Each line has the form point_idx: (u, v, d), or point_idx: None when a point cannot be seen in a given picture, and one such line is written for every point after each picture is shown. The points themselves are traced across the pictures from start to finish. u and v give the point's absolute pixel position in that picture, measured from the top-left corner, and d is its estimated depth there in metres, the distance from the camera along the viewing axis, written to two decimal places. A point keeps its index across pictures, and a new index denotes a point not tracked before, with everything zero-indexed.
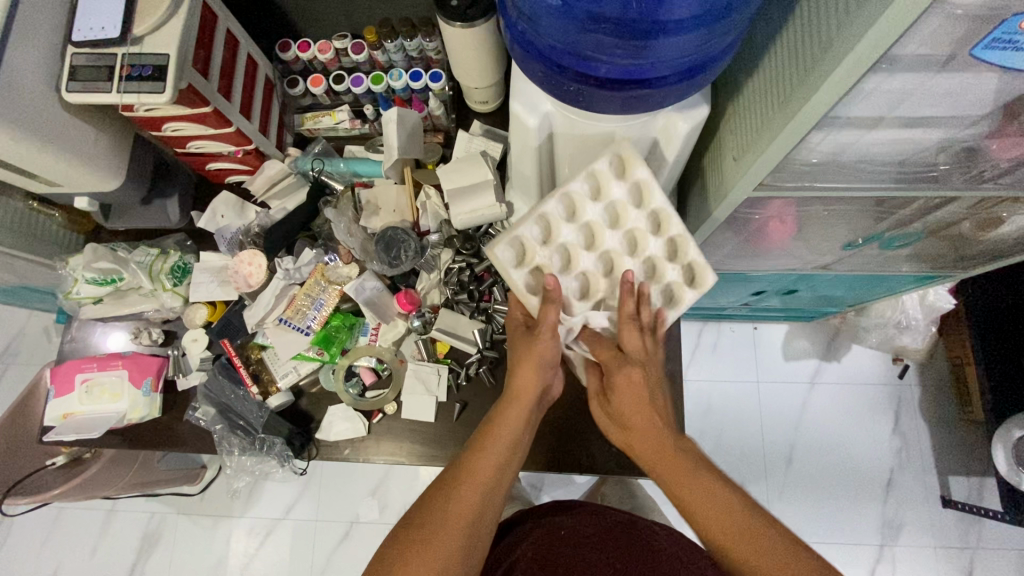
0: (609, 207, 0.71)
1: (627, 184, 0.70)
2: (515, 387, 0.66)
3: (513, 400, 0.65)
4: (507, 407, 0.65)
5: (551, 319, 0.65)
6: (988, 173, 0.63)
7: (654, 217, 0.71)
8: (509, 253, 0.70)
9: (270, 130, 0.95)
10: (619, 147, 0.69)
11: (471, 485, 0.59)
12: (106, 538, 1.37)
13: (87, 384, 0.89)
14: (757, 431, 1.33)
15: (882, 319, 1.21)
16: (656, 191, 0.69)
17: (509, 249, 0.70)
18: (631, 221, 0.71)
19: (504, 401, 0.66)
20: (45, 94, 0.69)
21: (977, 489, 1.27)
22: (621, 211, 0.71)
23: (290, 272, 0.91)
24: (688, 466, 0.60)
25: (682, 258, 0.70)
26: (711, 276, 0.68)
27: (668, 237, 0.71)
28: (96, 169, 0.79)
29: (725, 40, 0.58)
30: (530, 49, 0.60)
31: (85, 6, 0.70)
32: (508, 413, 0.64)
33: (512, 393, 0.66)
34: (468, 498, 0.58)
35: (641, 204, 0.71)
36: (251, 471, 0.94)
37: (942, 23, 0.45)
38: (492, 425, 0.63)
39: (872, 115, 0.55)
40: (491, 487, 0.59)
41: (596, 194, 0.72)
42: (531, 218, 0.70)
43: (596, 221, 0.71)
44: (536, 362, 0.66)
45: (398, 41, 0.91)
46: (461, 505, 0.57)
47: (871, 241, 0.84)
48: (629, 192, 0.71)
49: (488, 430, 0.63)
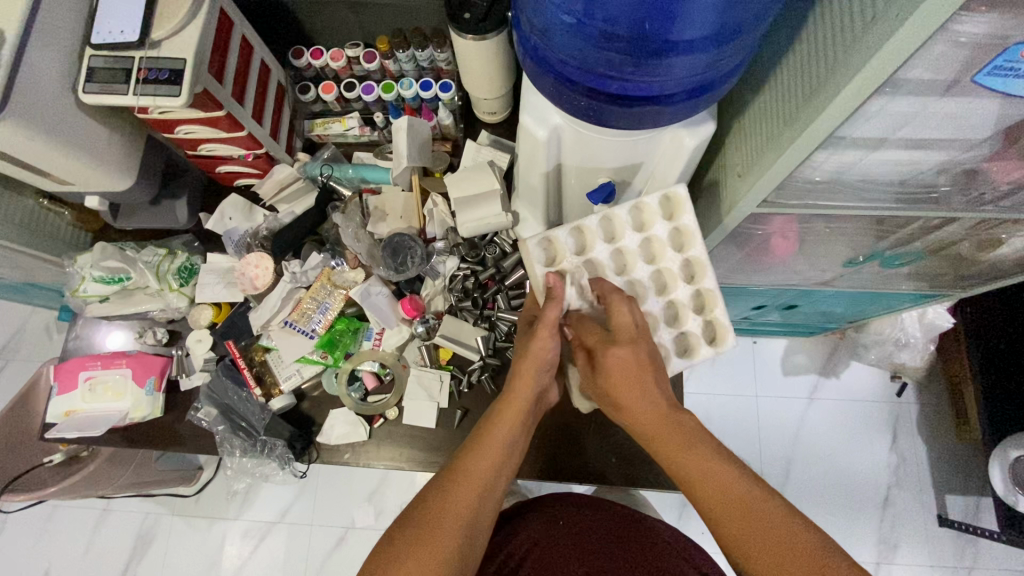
0: (647, 241, 0.74)
1: (670, 225, 0.73)
2: (508, 394, 0.64)
3: (507, 406, 0.64)
4: (501, 414, 0.64)
5: (552, 314, 0.65)
6: (989, 196, 0.63)
7: (688, 265, 0.74)
8: (541, 251, 0.73)
9: (280, 135, 0.96)
10: (670, 189, 0.73)
11: (467, 489, 0.58)
12: (99, 538, 1.36)
13: (91, 382, 0.90)
14: (754, 445, 1.33)
15: (881, 335, 1.23)
16: (696, 241, 0.72)
17: (540, 248, 0.73)
18: (666, 261, 0.73)
19: (499, 409, 0.64)
20: (63, 95, 0.71)
21: (974, 509, 1.27)
22: (660, 249, 0.74)
23: (296, 276, 0.93)
24: (679, 436, 0.59)
25: (707, 314, 0.73)
26: (729, 341, 0.71)
27: (699, 288, 0.73)
28: (108, 169, 0.80)
29: (733, 60, 0.60)
30: (543, 65, 0.62)
31: (104, 9, 0.71)
32: (499, 421, 0.63)
33: (506, 395, 0.65)
34: (462, 503, 0.58)
35: (681, 249, 0.74)
36: (251, 473, 0.95)
37: (946, 49, 0.46)
38: (486, 431, 0.62)
39: (877, 136, 0.56)
40: (485, 492, 0.59)
41: (637, 225, 0.75)
42: (569, 226, 0.74)
43: (631, 249, 0.74)
44: (534, 363, 0.65)
45: (409, 50, 0.92)
46: (454, 510, 0.57)
47: (871, 259, 0.85)
48: (670, 234, 0.74)
49: (481, 437, 0.62)
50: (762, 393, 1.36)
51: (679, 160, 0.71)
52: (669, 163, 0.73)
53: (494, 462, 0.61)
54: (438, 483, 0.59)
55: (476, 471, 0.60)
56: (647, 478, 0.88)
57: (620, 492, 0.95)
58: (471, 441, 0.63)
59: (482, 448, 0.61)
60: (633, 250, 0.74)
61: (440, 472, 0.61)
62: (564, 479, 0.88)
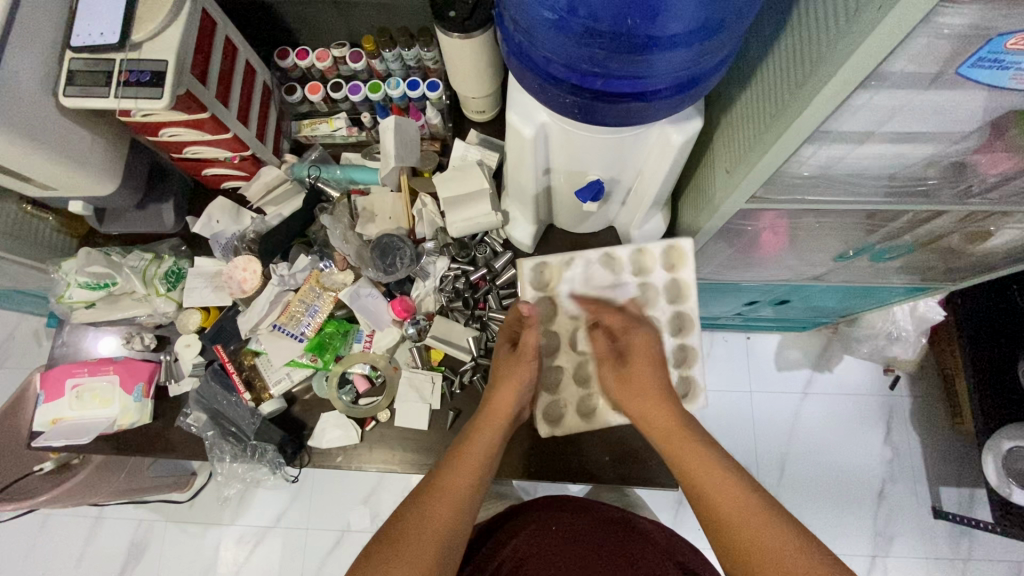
0: (644, 286, 0.80)
1: (670, 275, 0.80)
2: (492, 403, 0.67)
3: (486, 418, 0.67)
4: (479, 427, 0.66)
5: (531, 342, 0.70)
6: (976, 188, 0.64)
7: (677, 318, 0.80)
8: (536, 274, 0.80)
9: (267, 136, 0.95)
10: (675, 241, 0.79)
11: (446, 502, 0.59)
12: (92, 546, 1.35)
13: (78, 390, 0.89)
14: (749, 441, 1.33)
15: (873, 329, 1.22)
16: (691, 294, 0.79)
17: (535, 271, 0.80)
18: (657, 309, 0.79)
19: (481, 419, 0.67)
20: (43, 99, 0.70)
21: (969, 501, 1.27)
22: (655, 296, 0.80)
23: (284, 278, 0.91)
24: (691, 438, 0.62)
25: (685, 368, 0.79)
26: (701, 400, 0.78)
27: (684, 342, 0.79)
28: (91, 174, 0.79)
29: (717, 56, 0.60)
30: (527, 62, 0.61)
31: (84, 12, 0.70)
32: (481, 434, 0.65)
33: (485, 414, 0.67)
34: (441, 515, 0.58)
35: (674, 300, 0.80)
36: (242, 478, 0.93)
37: (930, 42, 0.45)
38: (467, 444, 0.64)
39: (863, 130, 0.56)
40: (464, 503, 0.59)
41: (638, 269, 0.81)
42: (565, 256, 0.80)
43: (626, 289, 0.80)
44: (517, 381, 0.69)
45: (396, 49, 0.91)
46: (436, 523, 0.57)
47: (862, 253, 0.85)
48: (667, 284, 0.80)
49: (461, 448, 0.64)
50: (756, 389, 1.36)
51: (667, 157, 0.70)
52: (658, 160, 0.72)
53: (473, 475, 0.61)
54: (419, 492, 0.60)
55: (458, 481, 0.60)
56: (643, 477, 0.87)
57: (616, 492, 0.95)
58: (452, 453, 0.64)
59: (465, 461, 0.62)
60: (627, 292, 0.80)
61: (421, 483, 0.61)
62: (560, 478, 0.87)
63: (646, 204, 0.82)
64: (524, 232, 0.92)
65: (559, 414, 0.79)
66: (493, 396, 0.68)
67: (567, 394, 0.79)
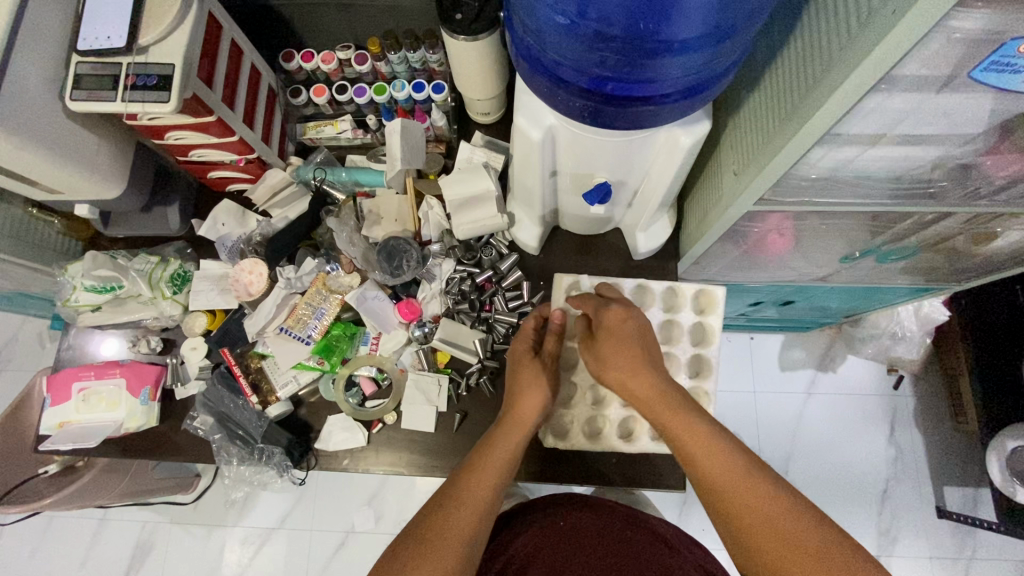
0: (670, 324, 0.85)
1: (696, 320, 0.85)
2: (515, 414, 0.68)
3: (510, 425, 0.67)
4: (503, 433, 0.66)
5: (551, 347, 0.76)
6: (984, 190, 0.64)
7: (695, 361, 0.84)
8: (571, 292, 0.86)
9: (272, 139, 0.95)
10: (711, 287, 0.86)
11: (471, 509, 0.58)
12: (97, 547, 1.35)
13: (84, 393, 0.89)
14: (753, 441, 1.33)
15: (877, 329, 1.23)
16: (713, 343, 0.84)
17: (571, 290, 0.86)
18: (679, 349, 0.84)
19: (502, 425, 0.67)
20: (50, 102, 0.69)
21: (971, 500, 1.28)
22: (678, 335, 0.84)
23: (290, 281, 0.91)
24: (671, 406, 0.63)
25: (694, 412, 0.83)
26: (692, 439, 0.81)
27: (697, 385, 0.83)
28: (98, 177, 0.79)
29: (728, 60, 0.60)
30: (536, 65, 0.61)
31: (90, 15, 0.70)
32: (505, 437, 0.65)
33: (507, 420, 0.68)
34: (465, 520, 0.57)
35: (696, 343, 0.85)
36: (248, 481, 0.93)
37: (942, 46, 0.45)
38: (488, 451, 0.64)
39: (873, 133, 0.56)
40: (487, 510, 0.59)
41: (669, 306, 0.86)
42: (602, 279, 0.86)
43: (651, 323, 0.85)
44: (538, 392, 0.70)
45: (401, 52, 0.91)
46: (459, 529, 0.56)
47: (867, 254, 0.85)
48: (693, 328, 0.85)
49: (484, 455, 0.63)
50: (761, 388, 1.37)
51: (674, 159, 0.70)
52: (665, 163, 0.72)
53: (495, 481, 0.61)
54: (441, 497, 0.60)
55: (480, 487, 0.60)
56: (653, 479, 0.87)
57: (621, 491, 0.95)
58: (473, 459, 0.64)
59: (487, 464, 0.62)
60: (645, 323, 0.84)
61: (442, 489, 0.61)
62: (564, 479, 0.87)
63: (653, 205, 0.81)
64: (530, 234, 0.92)
65: (565, 429, 0.84)
66: (518, 404, 0.69)
67: (577, 411, 0.84)
